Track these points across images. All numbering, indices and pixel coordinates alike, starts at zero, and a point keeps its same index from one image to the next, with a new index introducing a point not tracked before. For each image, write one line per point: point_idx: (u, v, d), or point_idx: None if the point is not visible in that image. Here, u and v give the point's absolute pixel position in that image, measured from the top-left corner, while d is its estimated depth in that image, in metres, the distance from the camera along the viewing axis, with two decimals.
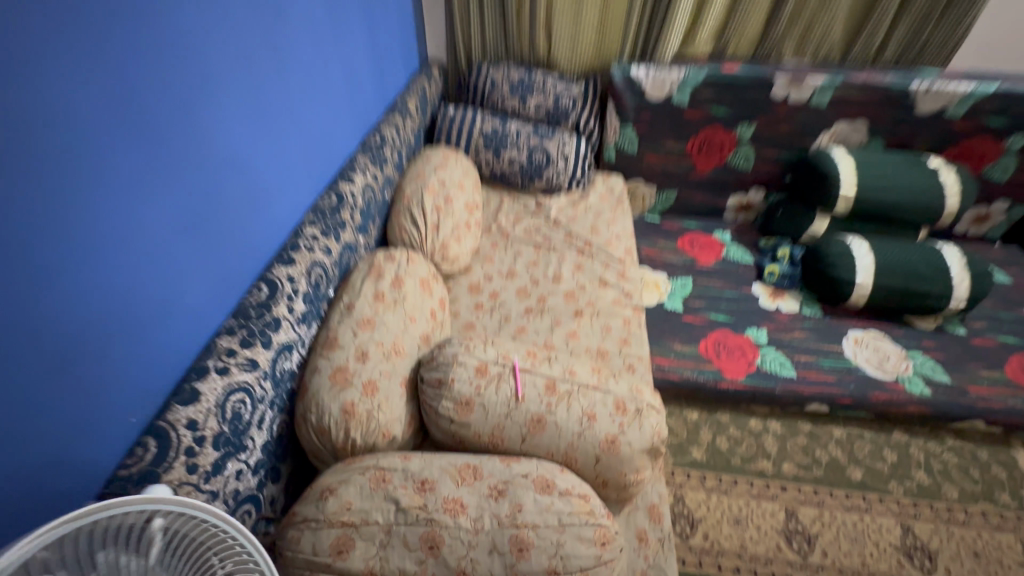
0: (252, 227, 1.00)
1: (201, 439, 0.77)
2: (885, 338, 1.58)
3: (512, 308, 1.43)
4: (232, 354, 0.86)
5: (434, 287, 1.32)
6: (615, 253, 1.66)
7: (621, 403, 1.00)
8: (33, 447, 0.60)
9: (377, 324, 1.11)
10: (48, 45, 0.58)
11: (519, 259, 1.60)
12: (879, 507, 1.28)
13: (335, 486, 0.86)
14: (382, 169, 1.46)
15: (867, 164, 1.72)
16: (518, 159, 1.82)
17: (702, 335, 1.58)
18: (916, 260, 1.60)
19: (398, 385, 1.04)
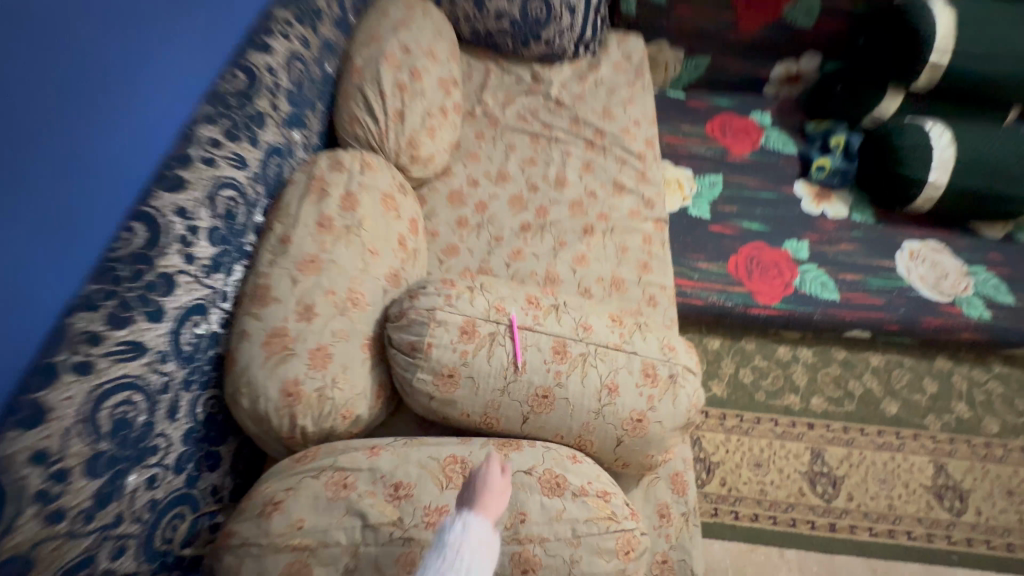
0: (102, 132, 0.64)
1: (61, 475, 0.54)
2: (944, 250, 1.34)
3: (504, 225, 1.13)
4: (97, 340, 0.58)
5: (401, 203, 0.99)
6: (633, 146, 1.30)
7: (650, 368, 0.77)
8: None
9: (325, 265, 0.82)
10: None
11: (511, 156, 1.25)
12: (912, 444, 1.16)
13: (280, 498, 0.66)
14: (313, 26, 1.01)
15: (969, 20, 1.31)
16: (508, 13, 1.34)
17: (732, 250, 1.31)
18: (1006, 152, 1.29)
19: (358, 348, 0.79)
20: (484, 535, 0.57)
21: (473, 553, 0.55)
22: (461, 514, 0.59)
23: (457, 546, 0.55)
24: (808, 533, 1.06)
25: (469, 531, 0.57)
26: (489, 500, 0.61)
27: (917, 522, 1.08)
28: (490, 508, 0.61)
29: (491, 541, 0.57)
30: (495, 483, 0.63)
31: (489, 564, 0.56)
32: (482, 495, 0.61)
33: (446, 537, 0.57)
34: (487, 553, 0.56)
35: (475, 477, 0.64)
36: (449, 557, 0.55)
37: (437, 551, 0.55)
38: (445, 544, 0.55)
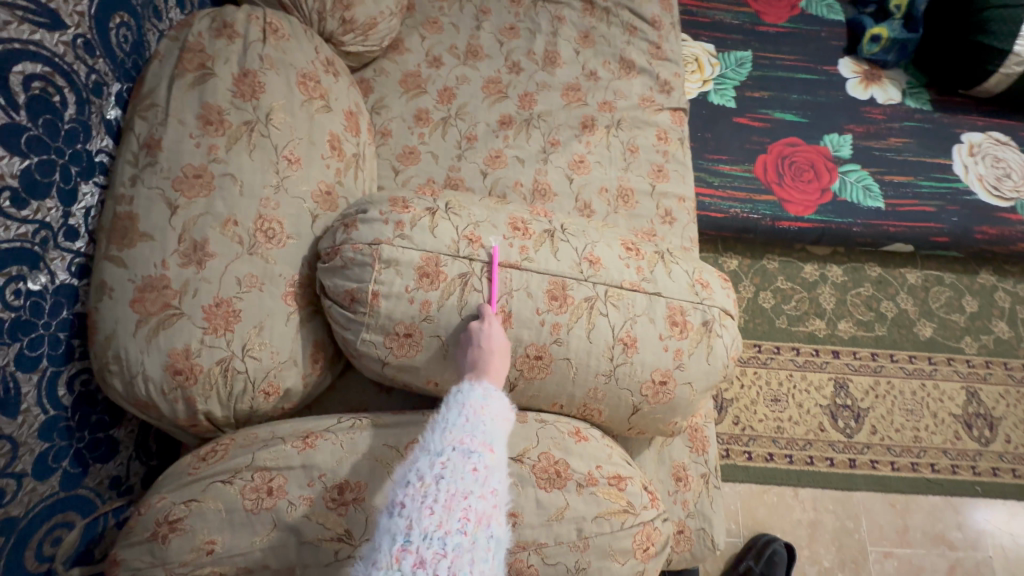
0: None
1: None
2: (1008, 143, 1.12)
3: (477, 119, 0.85)
4: None
5: (331, 89, 0.71)
6: (644, 8, 0.99)
7: (678, 314, 0.58)
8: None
9: (217, 182, 0.56)
10: None
11: (483, 23, 0.93)
12: (946, 370, 1.04)
13: (179, 514, 0.48)
14: None
15: None
16: None
17: (761, 147, 1.07)
18: None
19: (279, 299, 0.57)
20: (499, 400, 0.49)
21: (499, 416, 0.47)
22: (476, 376, 0.49)
23: (482, 408, 0.47)
24: (826, 470, 0.96)
25: (488, 395, 0.48)
26: (489, 361, 0.51)
27: (943, 453, 0.99)
28: (493, 370, 0.51)
29: (511, 407, 0.49)
30: (492, 338, 0.52)
31: (509, 430, 0.48)
32: (489, 356, 0.51)
33: (461, 397, 0.47)
34: (507, 419, 0.48)
35: (473, 338, 0.52)
36: (471, 418, 0.46)
37: (456, 410, 0.46)
38: (467, 403, 0.46)
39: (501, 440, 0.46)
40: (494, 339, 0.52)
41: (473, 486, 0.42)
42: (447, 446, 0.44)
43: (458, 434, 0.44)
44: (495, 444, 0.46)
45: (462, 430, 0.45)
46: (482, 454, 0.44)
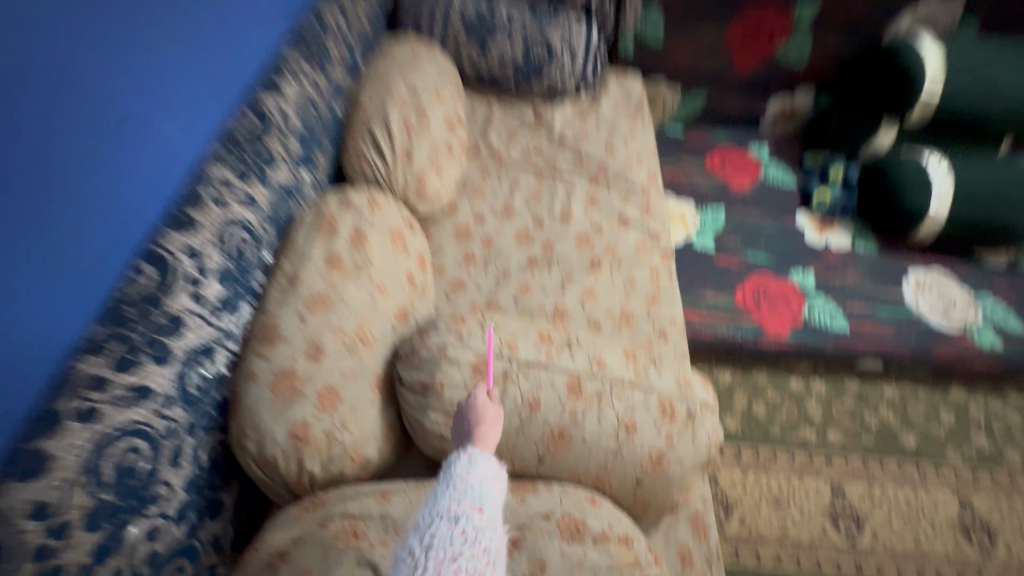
0: (116, 173, 0.63)
1: (61, 528, 0.51)
2: (949, 279, 1.34)
3: (511, 259, 1.13)
4: (101, 385, 0.56)
5: (410, 240, 1.00)
6: (636, 180, 1.32)
7: (668, 404, 0.76)
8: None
9: (334, 303, 0.81)
10: None
11: (516, 192, 1.26)
12: (935, 478, 1.13)
13: (288, 549, 0.62)
14: (325, 71, 1.04)
15: (963, 54, 1.35)
16: (511, 55, 1.39)
17: (739, 281, 1.31)
18: (1004, 180, 1.32)
19: (368, 388, 0.77)
20: (490, 462, 0.61)
21: (483, 482, 0.58)
22: (463, 450, 0.61)
23: (467, 476, 0.58)
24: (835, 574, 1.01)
25: (474, 462, 0.59)
26: (487, 430, 0.65)
27: (947, 560, 1.04)
28: (488, 438, 0.65)
29: (496, 472, 0.60)
30: (489, 411, 0.67)
31: (498, 489, 0.59)
32: (479, 424, 0.65)
33: (452, 469, 0.59)
34: (495, 479, 0.59)
35: (465, 412, 0.67)
36: (459, 489, 0.57)
37: (445, 484, 0.58)
38: (454, 475, 0.58)
39: (489, 500, 0.57)
40: (490, 411, 0.67)
41: (461, 549, 0.53)
42: (435, 519, 0.55)
43: (448, 503, 0.56)
44: (482, 506, 0.56)
45: (451, 500, 0.56)
46: (468, 518, 0.55)
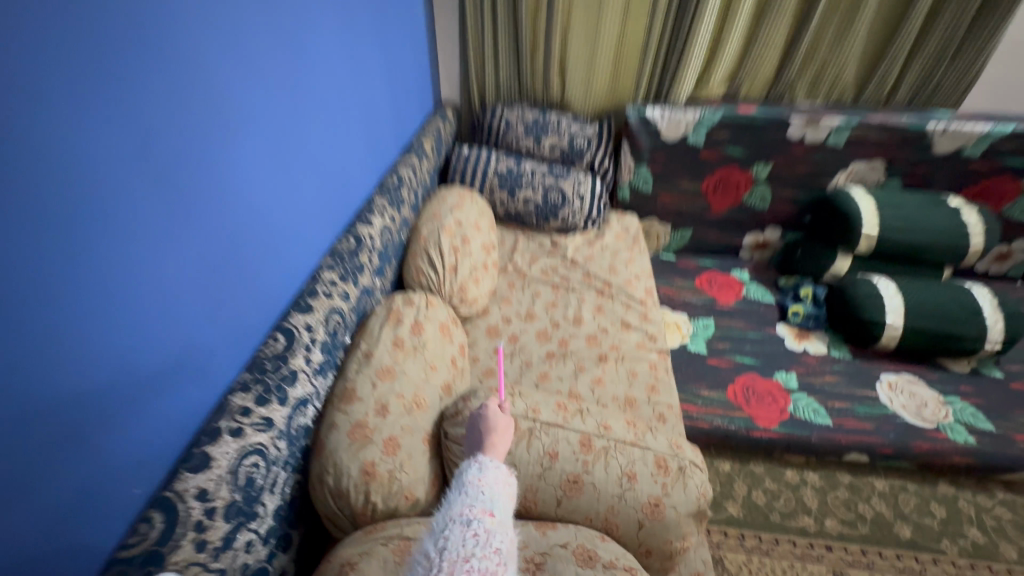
0: (270, 274, 0.94)
1: (211, 512, 0.70)
2: (918, 382, 1.52)
3: (533, 353, 1.37)
4: (247, 413, 0.80)
5: (454, 333, 1.26)
6: (635, 294, 1.61)
7: (662, 461, 0.93)
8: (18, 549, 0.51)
9: (397, 374, 1.05)
10: (60, 104, 0.52)
11: (537, 301, 1.55)
12: (934, 569, 1.19)
13: (355, 559, 0.77)
14: (399, 210, 1.42)
15: (887, 202, 1.69)
16: (533, 199, 1.79)
17: (730, 379, 1.51)
18: (947, 299, 1.56)
19: (421, 441, 0.97)
20: (499, 469, 0.76)
21: (489, 491, 0.71)
22: (473, 467, 0.75)
23: (477, 483, 0.72)
24: None
25: (483, 471, 0.75)
26: (498, 440, 0.84)
27: None
28: (500, 446, 0.83)
29: (500, 486, 0.73)
30: (500, 425, 0.86)
31: (505, 494, 0.73)
32: (491, 434, 0.84)
33: (463, 477, 0.73)
34: (502, 485, 0.74)
35: (476, 424, 0.86)
36: (470, 499, 0.69)
37: (458, 497, 0.70)
38: (466, 482, 0.72)
39: (497, 501, 0.71)
40: (501, 425, 0.86)
41: (472, 546, 0.62)
42: (449, 523, 0.65)
43: (462, 504, 0.69)
44: (491, 504, 0.69)
45: (465, 500, 0.69)
46: (478, 521, 0.65)
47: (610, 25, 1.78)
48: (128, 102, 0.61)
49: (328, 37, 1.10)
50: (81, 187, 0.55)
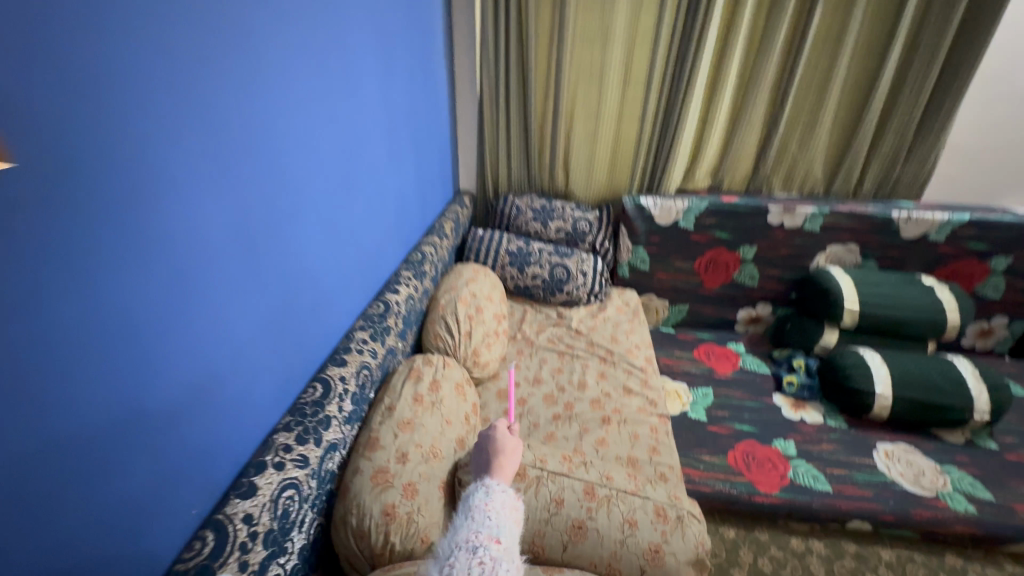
0: (313, 332, 1.09)
1: (254, 535, 0.78)
2: (915, 451, 1.57)
3: (540, 414, 1.46)
4: (288, 450, 0.90)
5: (467, 392, 1.37)
6: (635, 362, 1.73)
7: (661, 510, 1.00)
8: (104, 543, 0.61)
9: (416, 426, 1.14)
10: (190, 191, 0.72)
11: (543, 367, 1.67)
12: None
13: None
14: (422, 282, 1.60)
15: (864, 280, 1.85)
16: (541, 275, 1.98)
17: (730, 446, 1.57)
18: (931, 371, 1.65)
19: (436, 487, 1.05)
20: (504, 493, 0.82)
21: (495, 520, 0.75)
22: (480, 496, 0.80)
23: (483, 509, 0.76)
24: None
25: (489, 495, 0.80)
26: (506, 461, 0.94)
27: None
28: (507, 466, 0.94)
29: (506, 516, 0.77)
30: (509, 447, 0.96)
31: (511, 518, 0.77)
32: (500, 461, 0.92)
33: (470, 502, 0.79)
34: (508, 510, 0.78)
35: (487, 446, 0.95)
36: (476, 527, 0.73)
37: (465, 524, 0.74)
38: (473, 507, 0.77)
39: (501, 525, 0.74)
40: (510, 447, 0.96)
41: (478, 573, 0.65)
42: (456, 550, 0.69)
43: (467, 528, 0.73)
44: (495, 529, 0.73)
45: (471, 525, 0.74)
46: (485, 549, 0.69)
47: (607, 130, 2.09)
48: (232, 191, 0.80)
49: (374, 141, 1.36)
50: (195, 250, 0.73)
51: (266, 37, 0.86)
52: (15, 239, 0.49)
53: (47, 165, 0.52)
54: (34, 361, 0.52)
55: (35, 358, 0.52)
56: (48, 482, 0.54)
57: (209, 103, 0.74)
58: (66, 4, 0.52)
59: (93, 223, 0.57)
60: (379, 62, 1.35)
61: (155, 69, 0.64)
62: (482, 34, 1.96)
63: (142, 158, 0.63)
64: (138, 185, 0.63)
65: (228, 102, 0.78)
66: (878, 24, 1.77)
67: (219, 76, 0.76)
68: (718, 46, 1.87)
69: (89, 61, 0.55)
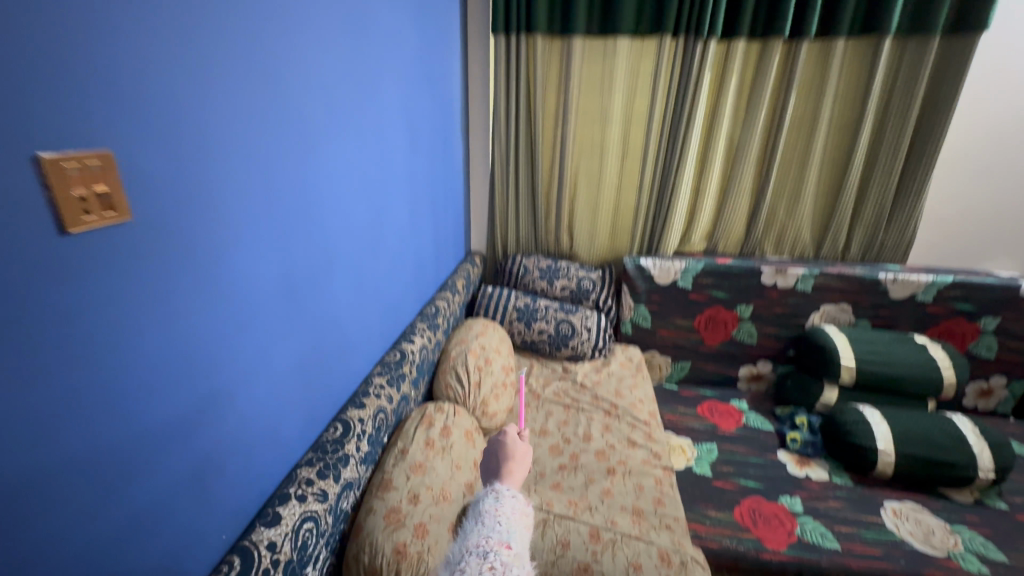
0: (337, 376, 1.18)
1: (275, 563, 0.82)
2: (923, 510, 1.56)
3: (546, 465, 1.50)
4: (310, 483, 0.96)
5: (476, 439, 1.42)
6: (639, 415, 1.77)
7: (665, 554, 1.04)
8: (146, 559, 0.67)
9: (427, 469, 1.18)
10: (254, 243, 0.84)
11: (550, 419, 1.71)
12: None
13: None
14: (435, 333, 1.70)
15: (857, 338, 1.92)
16: (547, 330, 2.07)
17: (736, 501, 1.57)
18: (931, 428, 1.68)
19: (446, 529, 1.07)
20: (514, 498, 0.82)
21: (505, 525, 0.76)
22: (492, 501, 0.81)
23: (494, 514, 0.78)
24: None
25: (500, 501, 0.80)
26: (515, 468, 0.90)
27: None
28: (517, 473, 0.90)
29: (517, 521, 0.78)
30: (518, 454, 0.92)
31: (522, 523, 0.78)
32: (511, 465, 0.91)
33: (481, 507, 0.80)
34: (518, 516, 0.79)
35: (498, 450, 0.94)
36: (487, 532, 0.75)
37: (477, 530, 0.76)
38: (484, 511, 0.78)
39: (512, 530, 0.76)
40: (518, 453, 0.93)
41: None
42: (467, 555, 0.71)
43: (478, 533, 0.75)
44: (506, 534, 0.74)
45: (482, 530, 0.75)
46: (496, 553, 0.71)
47: (608, 197, 2.27)
48: (285, 245, 0.93)
49: (399, 205, 1.52)
50: (251, 294, 0.84)
51: (323, 123, 1.03)
52: (128, 277, 0.60)
53: (157, 218, 0.63)
54: (124, 381, 0.61)
55: (126, 379, 0.61)
56: (114, 494, 0.61)
57: (275, 171, 0.88)
58: (184, 98, 0.66)
59: (181, 266, 0.68)
60: (407, 138, 1.54)
61: (239, 144, 0.78)
62: (495, 114, 2.20)
63: (223, 215, 0.76)
64: (217, 236, 0.75)
65: (289, 171, 0.92)
66: (848, 108, 1.99)
67: (285, 149, 0.90)
68: (706, 125, 2.09)
69: (194, 140, 0.69)
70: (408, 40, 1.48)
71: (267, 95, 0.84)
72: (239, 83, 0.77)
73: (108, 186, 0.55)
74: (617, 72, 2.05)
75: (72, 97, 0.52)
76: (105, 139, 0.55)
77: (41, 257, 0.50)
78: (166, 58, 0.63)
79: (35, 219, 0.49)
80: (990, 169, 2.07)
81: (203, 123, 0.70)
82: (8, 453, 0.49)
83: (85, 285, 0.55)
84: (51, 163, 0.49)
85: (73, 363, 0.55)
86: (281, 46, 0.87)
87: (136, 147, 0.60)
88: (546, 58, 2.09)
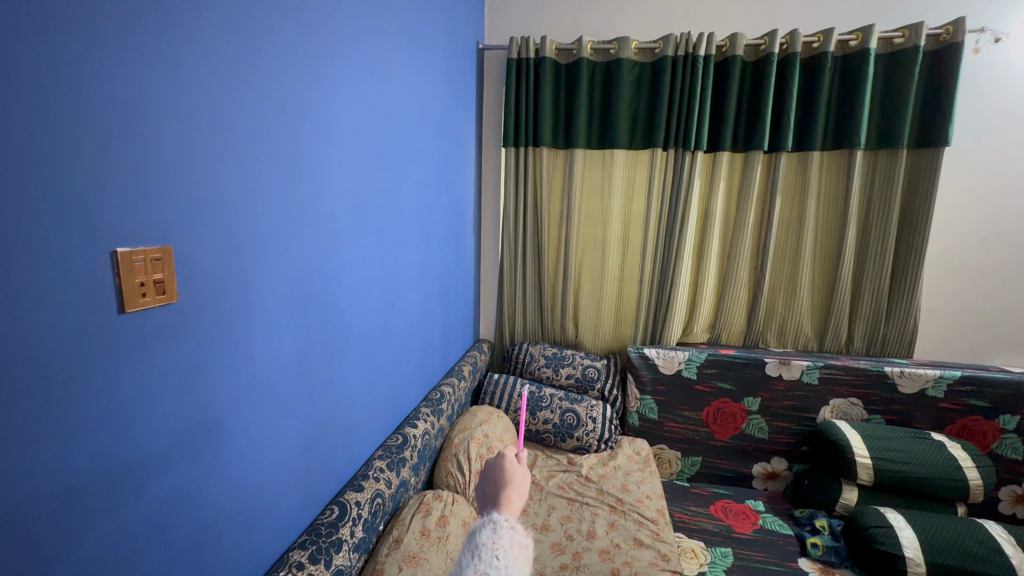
0: (338, 456, 1.20)
1: None
2: None
3: (546, 564, 1.42)
4: (300, 567, 0.95)
5: None
6: (647, 513, 1.69)
7: None
8: None
9: (421, 561, 1.15)
10: (273, 323, 0.92)
11: (553, 513, 1.66)
12: None
13: None
14: (439, 419, 1.72)
15: (870, 435, 1.86)
16: (552, 419, 2.06)
17: None
18: (962, 535, 1.56)
19: None
20: (513, 529, 0.74)
21: (505, 555, 0.68)
22: (491, 525, 0.74)
23: (490, 546, 0.69)
24: None
25: (497, 532, 0.72)
26: (514, 495, 0.80)
27: None
28: (515, 501, 0.81)
29: (521, 551, 0.71)
30: (516, 479, 0.83)
31: (522, 557, 0.70)
32: (511, 488, 0.82)
33: (476, 539, 0.71)
34: (518, 548, 0.71)
35: (496, 467, 0.85)
36: (485, 561, 0.67)
37: (473, 556, 0.68)
38: (479, 544, 0.69)
39: (511, 566, 0.67)
40: (517, 479, 0.83)
41: None
42: None
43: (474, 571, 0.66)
44: (505, 571, 0.66)
45: (477, 567, 0.67)
46: None
47: (611, 288, 2.38)
48: (302, 325, 1.01)
49: (411, 292, 1.64)
50: (267, 370, 0.91)
51: (349, 222, 1.18)
52: (168, 349, 0.68)
53: (196, 299, 0.72)
54: (146, 446, 0.65)
55: (148, 445, 0.66)
56: (117, 561, 0.62)
57: (301, 261, 0.99)
58: (233, 198, 0.79)
59: (210, 340, 0.76)
60: (423, 235, 1.71)
61: (273, 236, 0.90)
62: (505, 213, 2.41)
63: (251, 296, 0.85)
64: (243, 315, 0.83)
65: (314, 263, 1.04)
66: (831, 209, 2.14)
67: (312, 243, 1.03)
68: (700, 223, 2.25)
69: (237, 234, 0.80)
70: (428, 154, 1.71)
71: (304, 197, 0.98)
72: (278, 189, 0.90)
73: (163, 274, 0.65)
74: (615, 179, 2.27)
75: (150, 204, 0.63)
76: (167, 232, 0.66)
77: (99, 332, 0.58)
78: (224, 170, 0.76)
79: (102, 300, 0.58)
80: (980, 265, 2.15)
81: (245, 216, 0.82)
82: (40, 513, 0.53)
83: (131, 354, 0.62)
84: (124, 256, 0.59)
85: (108, 427, 0.60)
86: (321, 163, 1.03)
87: (191, 240, 0.70)
88: (551, 167, 2.34)
